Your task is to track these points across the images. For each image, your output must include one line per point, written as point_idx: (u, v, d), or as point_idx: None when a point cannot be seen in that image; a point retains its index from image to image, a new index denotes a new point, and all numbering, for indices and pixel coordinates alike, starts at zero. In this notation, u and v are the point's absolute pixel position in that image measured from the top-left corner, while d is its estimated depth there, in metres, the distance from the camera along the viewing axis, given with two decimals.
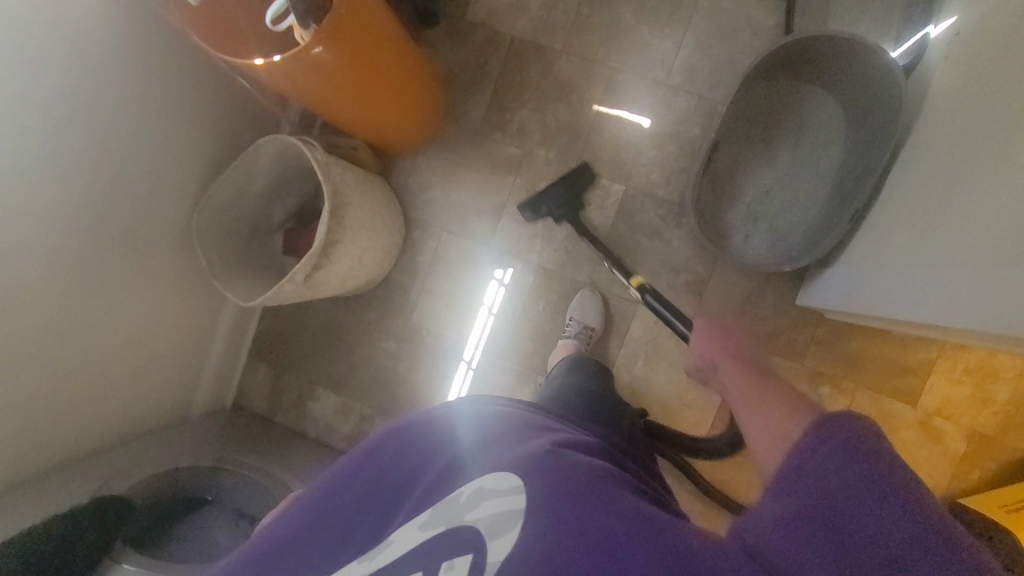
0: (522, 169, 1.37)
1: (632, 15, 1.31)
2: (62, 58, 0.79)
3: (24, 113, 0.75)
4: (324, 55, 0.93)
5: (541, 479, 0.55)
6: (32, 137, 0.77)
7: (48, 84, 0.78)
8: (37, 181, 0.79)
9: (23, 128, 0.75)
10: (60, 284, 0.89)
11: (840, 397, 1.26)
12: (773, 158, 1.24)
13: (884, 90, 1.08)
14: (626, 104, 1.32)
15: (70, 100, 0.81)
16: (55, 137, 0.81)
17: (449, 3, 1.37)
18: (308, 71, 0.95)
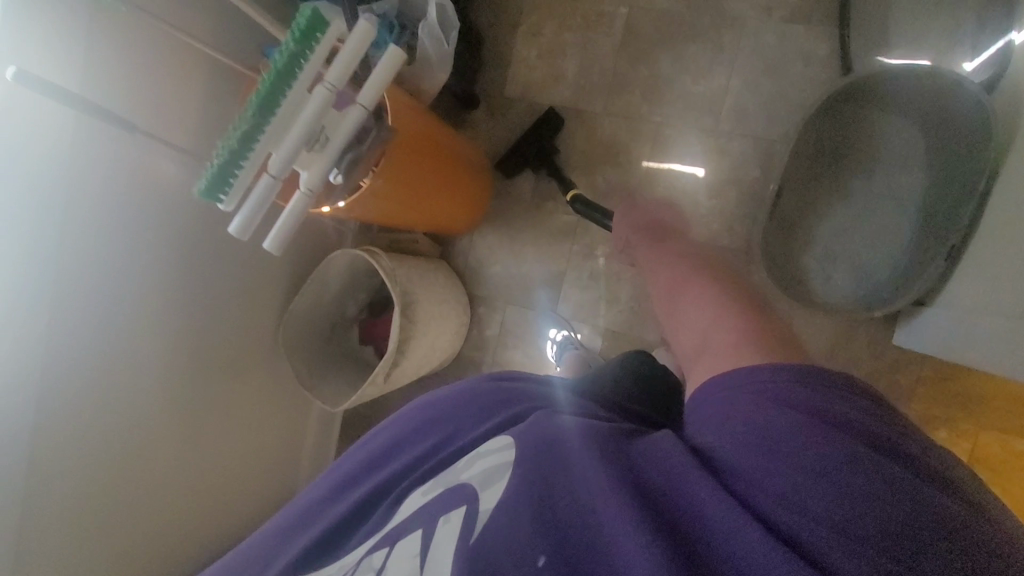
0: (578, 235, 1.37)
1: (671, 67, 1.28)
2: (154, 232, 0.91)
3: (122, 287, 0.88)
4: (381, 183, 1.00)
5: (529, 439, 0.50)
6: (131, 304, 0.90)
7: (144, 257, 0.91)
8: (139, 338, 0.93)
9: (122, 299, 0.89)
10: (170, 418, 1.02)
11: (961, 441, 1.14)
12: (847, 193, 1.16)
13: (970, 111, 0.98)
14: (676, 156, 1.29)
15: (163, 265, 0.94)
16: (154, 298, 0.94)
17: (487, 83, 1.41)
18: (368, 196, 1.00)
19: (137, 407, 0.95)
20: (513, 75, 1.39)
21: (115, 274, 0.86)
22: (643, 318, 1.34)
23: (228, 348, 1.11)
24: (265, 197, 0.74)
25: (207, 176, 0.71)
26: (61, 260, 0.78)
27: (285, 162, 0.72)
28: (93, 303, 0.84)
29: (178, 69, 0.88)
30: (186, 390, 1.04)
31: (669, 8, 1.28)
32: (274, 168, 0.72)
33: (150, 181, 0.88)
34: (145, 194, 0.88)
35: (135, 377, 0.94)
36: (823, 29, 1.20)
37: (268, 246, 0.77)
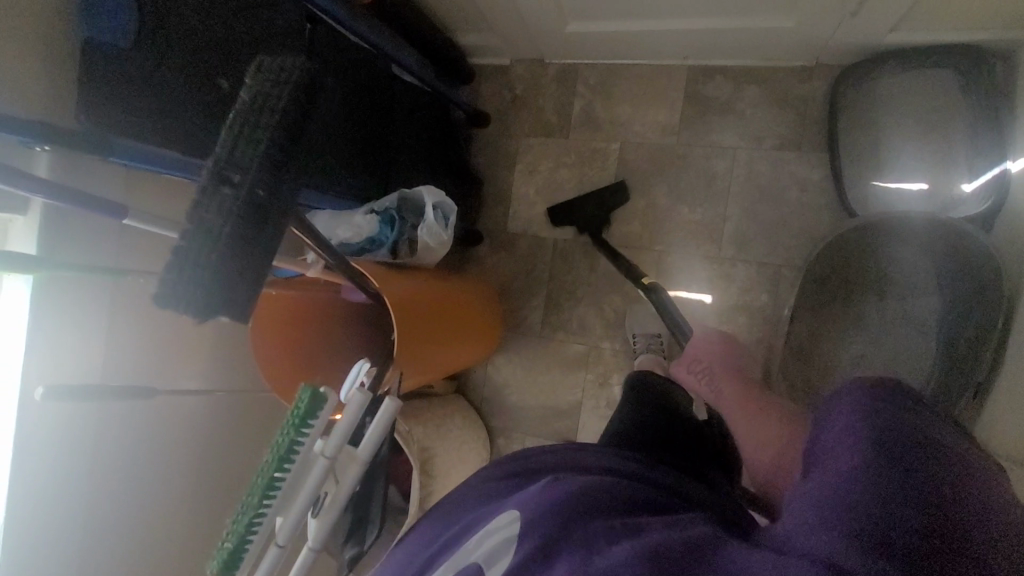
0: (591, 363, 1.37)
1: (667, 198, 1.31)
2: (171, 438, 0.94)
3: (141, 497, 0.91)
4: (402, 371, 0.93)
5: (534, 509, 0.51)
6: (151, 510, 0.93)
7: (163, 462, 0.93)
8: (161, 543, 0.94)
9: (142, 509, 0.91)
10: None
11: None
12: (860, 320, 1.14)
13: (981, 249, 0.97)
14: (682, 284, 1.29)
15: (182, 466, 0.96)
16: (174, 501, 0.96)
17: (490, 219, 1.45)
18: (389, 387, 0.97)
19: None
20: (514, 211, 1.43)
21: (131, 493, 0.89)
22: None
23: None
24: (274, 562, 0.68)
25: (215, 556, 0.67)
26: (82, 488, 0.83)
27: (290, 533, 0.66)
28: (111, 527, 0.87)
29: None
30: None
31: (660, 143, 1.32)
32: (278, 540, 0.67)
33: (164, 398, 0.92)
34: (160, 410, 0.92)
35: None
36: (814, 155, 1.22)
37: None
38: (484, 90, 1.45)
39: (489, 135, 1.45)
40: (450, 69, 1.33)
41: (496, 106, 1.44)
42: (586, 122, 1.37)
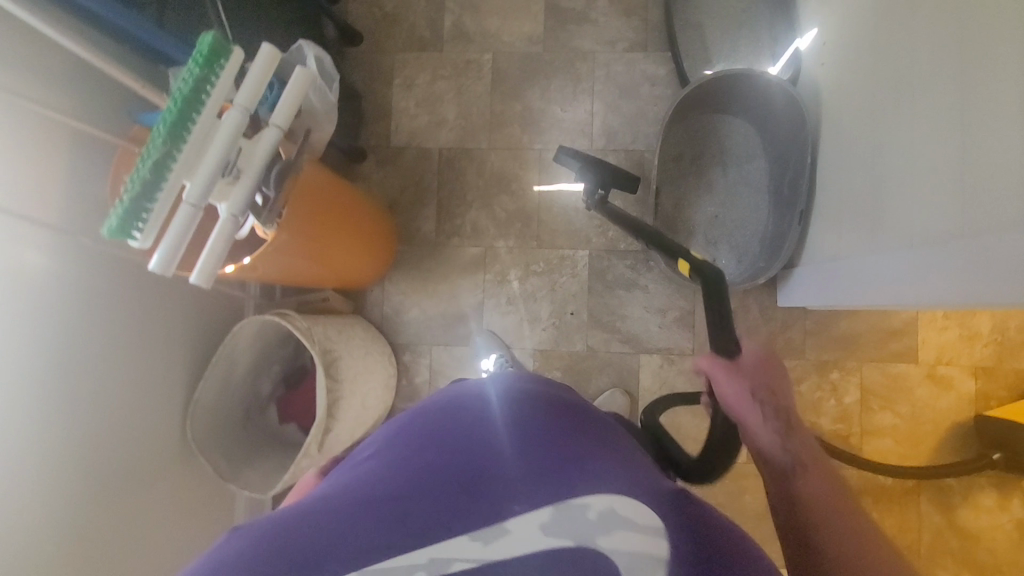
0: (488, 264, 1.41)
1: (540, 100, 1.41)
2: (41, 324, 0.80)
3: (16, 383, 0.76)
4: (286, 240, 0.98)
5: None
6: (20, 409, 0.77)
7: (38, 349, 0.80)
8: (26, 449, 0.78)
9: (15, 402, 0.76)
10: (64, 534, 0.83)
11: (851, 377, 1.32)
12: (710, 186, 1.33)
13: (798, 129, 1.19)
14: (562, 177, 1.40)
15: (47, 353, 0.81)
16: (46, 402, 0.81)
17: (373, 137, 1.44)
18: (271, 256, 0.98)
19: (39, 548, 0.79)
20: (396, 126, 1.44)
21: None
22: (564, 333, 1.38)
23: (134, 459, 0.97)
24: (188, 224, 0.68)
25: (113, 212, 0.65)
26: None
27: (245, 198, 0.73)
28: None
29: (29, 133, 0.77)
30: (94, 522, 0.88)
31: (528, 50, 1.42)
32: (190, 197, 0.67)
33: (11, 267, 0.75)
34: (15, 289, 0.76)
35: (30, 514, 0.78)
36: (659, 54, 1.40)
37: (196, 280, 0.72)
38: (354, 8, 1.45)
39: (363, 54, 1.45)
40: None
41: (368, 24, 1.45)
42: (459, 36, 1.43)
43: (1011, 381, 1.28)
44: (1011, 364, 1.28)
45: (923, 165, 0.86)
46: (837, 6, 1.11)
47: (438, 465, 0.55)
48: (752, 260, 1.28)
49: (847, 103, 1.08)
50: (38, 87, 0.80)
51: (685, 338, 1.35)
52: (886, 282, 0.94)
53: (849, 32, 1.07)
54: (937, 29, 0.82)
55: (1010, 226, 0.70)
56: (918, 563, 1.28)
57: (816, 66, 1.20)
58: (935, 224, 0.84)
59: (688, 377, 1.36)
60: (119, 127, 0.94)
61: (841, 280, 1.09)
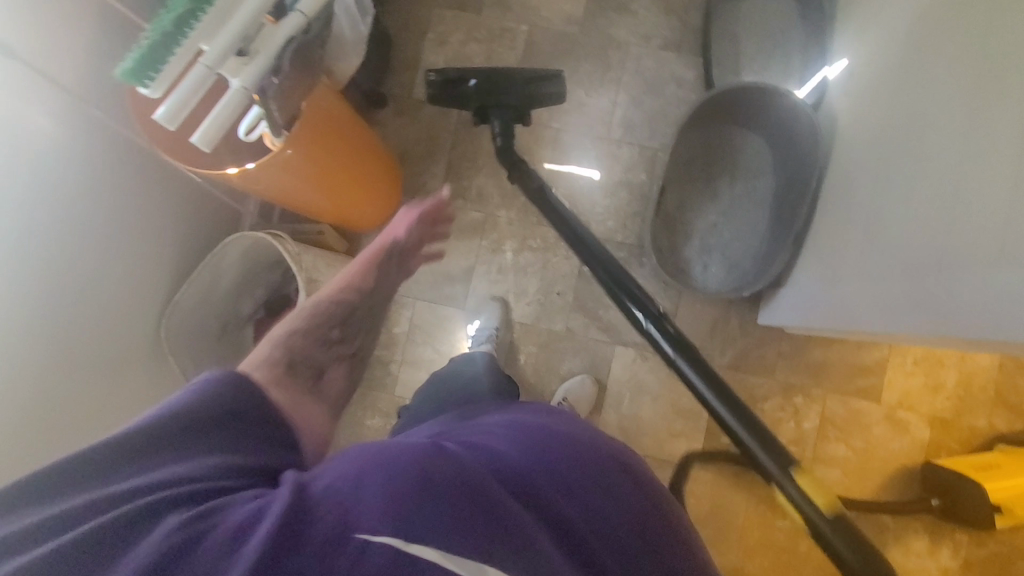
0: (486, 231, 1.42)
1: (566, 80, 1.42)
2: (44, 190, 0.81)
3: (15, 242, 0.78)
4: (292, 155, 0.98)
5: None
6: (15, 268, 0.78)
7: (39, 214, 0.81)
8: (16, 308, 0.79)
9: (13, 260, 0.78)
10: (38, 400, 0.85)
11: (814, 405, 1.35)
12: (715, 195, 1.35)
13: (810, 153, 1.20)
14: (574, 160, 1.41)
15: (47, 220, 0.82)
16: (39, 267, 0.83)
17: (396, 85, 1.45)
18: (275, 172, 0.99)
19: (15, 408, 0.80)
20: (421, 79, 1.44)
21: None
22: (547, 311, 1.40)
23: (106, 345, 0.99)
24: (198, 88, 0.69)
25: (131, 54, 0.68)
26: None
27: (258, 77, 0.73)
28: None
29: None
30: (65, 396, 0.90)
31: (565, 29, 1.43)
32: (207, 59, 0.69)
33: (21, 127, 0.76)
34: (23, 149, 0.76)
35: (9, 370, 0.79)
36: (690, 58, 1.41)
37: (196, 141, 0.73)
38: None
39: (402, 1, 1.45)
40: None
41: None
42: (499, 2, 1.44)
43: (965, 436, 1.32)
44: (968, 420, 1.32)
45: (919, 201, 0.89)
46: (870, 40, 1.12)
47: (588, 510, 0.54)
48: (741, 273, 1.30)
49: (861, 135, 1.10)
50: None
51: (662, 338, 1.37)
52: (867, 310, 0.97)
53: (876, 66, 1.09)
54: (958, 71, 0.84)
55: (991, 263, 0.73)
56: None
57: (839, 96, 1.22)
58: (919, 258, 0.86)
59: (658, 375, 1.38)
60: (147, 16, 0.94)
61: (821, 304, 1.12)
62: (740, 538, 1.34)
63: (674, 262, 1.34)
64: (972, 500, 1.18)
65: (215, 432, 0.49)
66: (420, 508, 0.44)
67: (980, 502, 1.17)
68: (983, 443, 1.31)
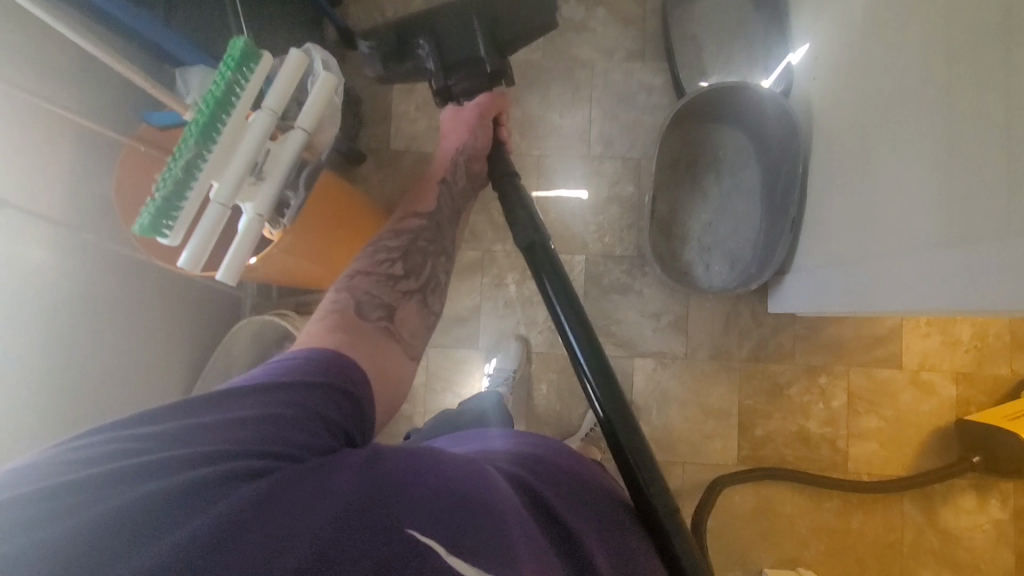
0: (485, 268, 1.42)
1: (539, 107, 1.43)
2: (45, 324, 0.82)
3: (12, 382, 0.77)
4: (288, 240, 1.00)
5: None
6: (15, 408, 0.78)
7: (38, 347, 0.81)
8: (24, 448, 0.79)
9: (12, 400, 0.77)
10: None
11: (838, 382, 1.36)
12: (704, 194, 1.37)
13: (789, 140, 1.22)
14: (560, 183, 1.42)
15: (49, 352, 0.82)
16: (43, 399, 0.82)
17: (373, 139, 1.45)
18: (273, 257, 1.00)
19: None
20: (395, 129, 1.45)
21: None
22: (560, 336, 1.40)
23: None
24: (213, 227, 0.67)
25: (145, 210, 0.65)
26: None
27: (269, 200, 0.70)
28: None
29: (37, 131, 0.79)
30: None
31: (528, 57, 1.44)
32: (217, 196, 0.66)
33: (12, 264, 0.76)
34: (15, 285, 0.76)
35: None
36: (656, 65, 1.43)
37: (221, 277, 0.71)
38: (355, 12, 1.46)
39: (364, 57, 1.46)
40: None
41: (369, 28, 1.46)
42: None
43: (990, 386, 1.33)
44: (991, 369, 1.33)
45: (911, 176, 0.90)
46: (828, 23, 1.15)
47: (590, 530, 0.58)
48: (744, 267, 1.31)
49: (837, 116, 1.12)
50: (45, 83, 0.80)
51: (678, 342, 1.38)
52: (880, 289, 0.96)
53: (840, 47, 1.11)
54: (923, 46, 0.86)
55: (996, 233, 0.73)
56: (900, 563, 1.32)
57: (808, 80, 1.24)
58: (925, 231, 0.86)
59: (680, 380, 1.38)
60: (123, 126, 0.94)
61: (829, 288, 1.12)
62: (791, 526, 1.34)
63: (676, 266, 1.35)
64: (1010, 451, 1.19)
65: (309, 409, 0.56)
66: (449, 511, 0.49)
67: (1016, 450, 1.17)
68: (1010, 390, 1.32)
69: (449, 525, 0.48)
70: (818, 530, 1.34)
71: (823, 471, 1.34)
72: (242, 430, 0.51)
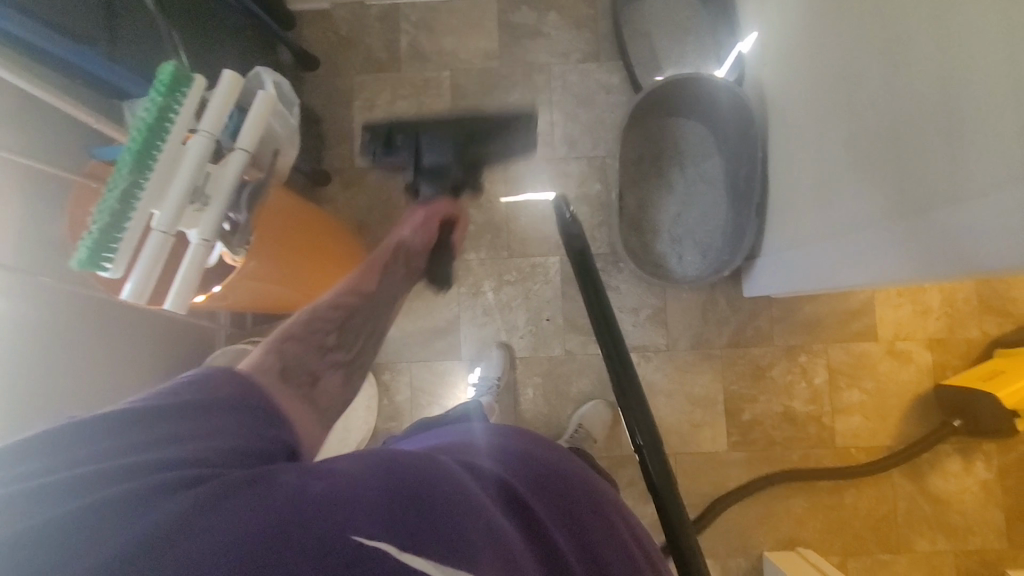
0: (461, 277, 1.41)
1: (500, 114, 1.44)
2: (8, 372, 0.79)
3: None
4: (256, 266, 0.98)
5: None
6: None
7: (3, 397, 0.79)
8: None
9: None
10: None
11: (818, 359, 1.37)
12: (670, 186, 1.38)
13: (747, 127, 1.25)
14: (528, 187, 1.42)
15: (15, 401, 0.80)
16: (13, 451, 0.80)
17: (337, 159, 1.44)
18: (242, 285, 0.98)
19: None
20: (359, 147, 1.44)
21: None
22: (541, 339, 1.40)
23: None
24: (159, 252, 0.66)
25: (82, 243, 0.63)
26: None
27: (215, 221, 0.71)
28: None
29: None
30: None
31: (485, 65, 1.45)
32: (159, 223, 0.65)
33: None
34: None
35: None
36: (612, 64, 1.45)
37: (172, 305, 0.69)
38: (308, 35, 1.46)
39: (322, 78, 1.45)
40: (277, 19, 1.30)
41: (324, 49, 1.46)
42: (415, 56, 1.45)
43: (963, 350, 1.36)
44: (962, 334, 1.36)
45: (865, 151, 0.91)
46: (772, 10, 1.18)
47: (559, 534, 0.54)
48: (716, 255, 1.33)
49: (789, 99, 1.14)
50: None
51: (659, 335, 1.39)
52: (851, 263, 0.97)
53: (785, 32, 1.13)
54: (863, 24, 0.88)
55: (946, 197, 0.75)
56: (895, 534, 1.34)
57: (759, 67, 1.27)
58: (887, 202, 0.87)
59: (665, 372, 1.39)
60: (74, 165, 0.93)
61: (800, 267, 1.14)
62: (786, 508, 1.35)
63: (650, 260, 1.36)
64: (989, 411, 1.21)
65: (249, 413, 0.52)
66: (411, 510, 0.46)
67: (994, 409, 1.20)
68: (983, 353, 1.35)
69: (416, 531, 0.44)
70: (813, 509, 1.35)
71: (812, 449, 1.36)
72: (185, 414, 0.49)
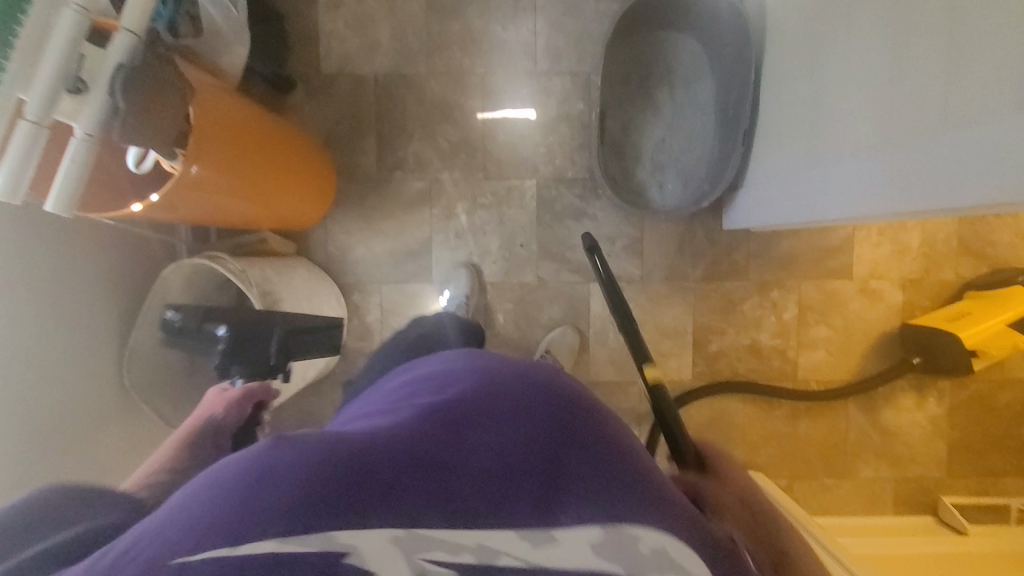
0: (434, 198, 1.36)
1: (480, 19, 1.32)
2: None
3: None
4: (201, 173, 0.91)
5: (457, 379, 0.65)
6: None
7: None
8: None
9: None
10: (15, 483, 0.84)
11: (790, 295, 1.37)
12: (657, 108, 1.30)
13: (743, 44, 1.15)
14: (506, 103, 1.34)
15: None
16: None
17: (301, 63, 1.33)
18: (189, 195, 0.93)
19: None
20: (325, 51, 1.33)
21: None
22: (514, 265, 1.38)
23: (73, 407, 0.97)
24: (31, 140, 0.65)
25: None
26: None
27: (100, 116, 0.70)
28: None
29: None
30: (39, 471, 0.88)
31: None
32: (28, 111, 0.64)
33: None
34: None
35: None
36: None
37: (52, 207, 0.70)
38: None
39: None
40: None
41: None
42: None
43: (935, 291, 1.36)
44: (937, 275, 1.35)
45: (861, 73, 0.84)
46: None
47: (518, 447, 0.47)
48: (698, 185, 1.28)
49: (790, 14, 1.05)
50: None
51: (633, 265, 1.37)
52: (830, 196, 0.94)
53: None
54: None
55: (938, 125, 0.70)
56: (842, 460, 1.41)
57: None
58: (876, 130, 0.81)
59: (636, 302, 1.38)
60: None
61: (780, 199, 1.10)
62: (741, 434, 1.40)
63: (630, 187, 1.31)
64: (948, 351, 1.23)
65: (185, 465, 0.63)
66: (281, 480, 0.43)
67: (954, 349, 1.21)
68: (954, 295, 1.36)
69: (316, 518, 0.41)
70: (768, 436, 1.40)
71: (774, 381, 1.39)
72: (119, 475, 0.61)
